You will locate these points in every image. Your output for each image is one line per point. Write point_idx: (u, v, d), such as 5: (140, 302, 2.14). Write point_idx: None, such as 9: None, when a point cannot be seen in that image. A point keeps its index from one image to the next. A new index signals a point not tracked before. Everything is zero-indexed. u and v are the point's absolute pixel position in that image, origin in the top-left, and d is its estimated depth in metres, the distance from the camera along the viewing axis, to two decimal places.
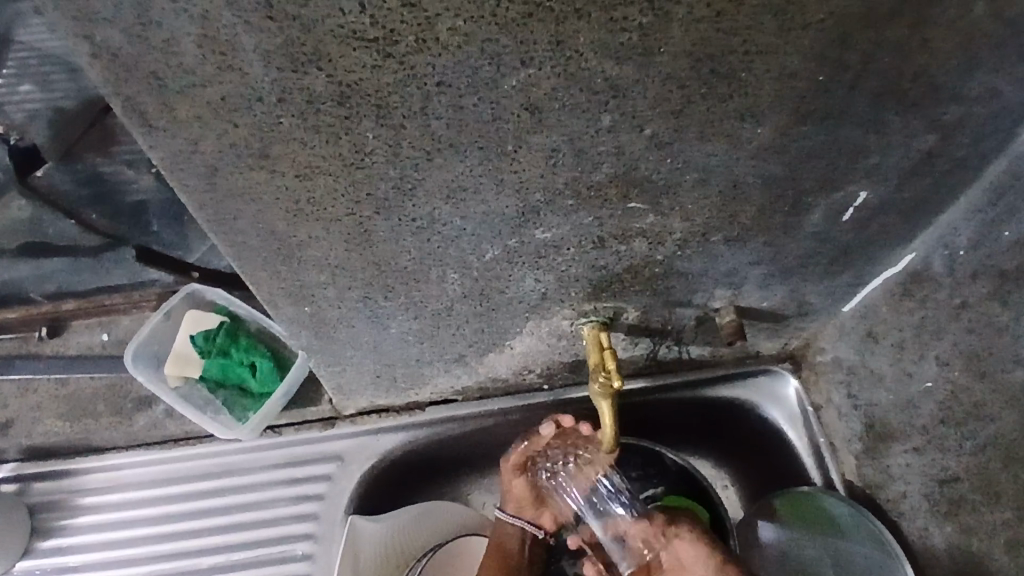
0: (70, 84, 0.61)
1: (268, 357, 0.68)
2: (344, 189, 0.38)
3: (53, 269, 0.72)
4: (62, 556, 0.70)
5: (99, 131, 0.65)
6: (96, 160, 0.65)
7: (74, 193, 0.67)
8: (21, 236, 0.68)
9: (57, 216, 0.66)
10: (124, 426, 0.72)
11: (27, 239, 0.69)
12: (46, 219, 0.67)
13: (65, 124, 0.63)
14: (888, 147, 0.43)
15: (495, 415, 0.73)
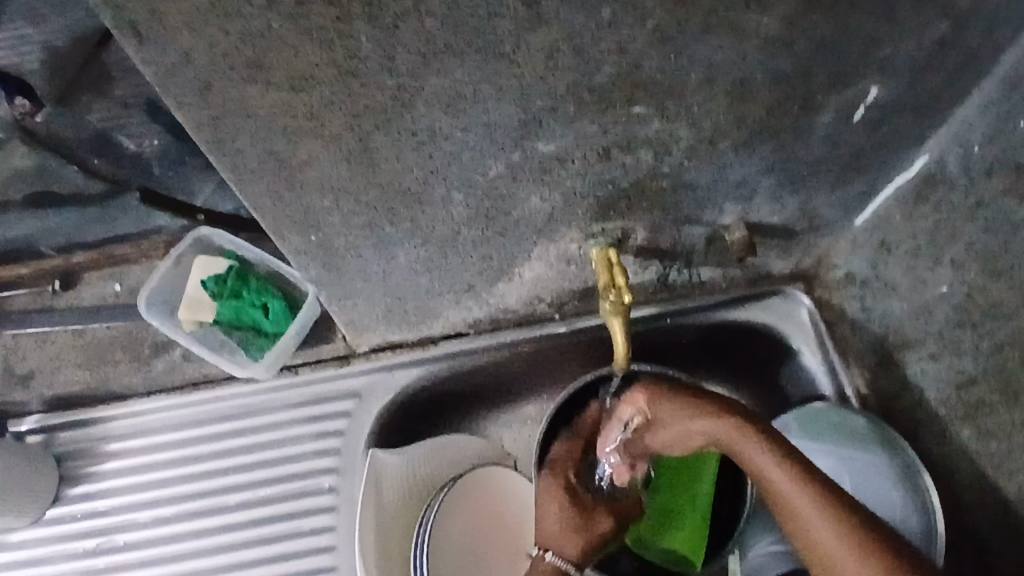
0: (61, 23, 0.60)
1: (279, 297, 0.69)
2: (340, 102, 0.37)
3: (61, 221, 0.72)
4: (93, 501, 0.72)
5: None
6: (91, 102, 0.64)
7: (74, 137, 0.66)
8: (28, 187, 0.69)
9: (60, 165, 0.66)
10: (143, 372, 0.73)
11: (32, 190, 0.69)
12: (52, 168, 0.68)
13: (61, 66, 0.62)
14: (899, 38, 0.42)
15: (507, 348, 0.73)
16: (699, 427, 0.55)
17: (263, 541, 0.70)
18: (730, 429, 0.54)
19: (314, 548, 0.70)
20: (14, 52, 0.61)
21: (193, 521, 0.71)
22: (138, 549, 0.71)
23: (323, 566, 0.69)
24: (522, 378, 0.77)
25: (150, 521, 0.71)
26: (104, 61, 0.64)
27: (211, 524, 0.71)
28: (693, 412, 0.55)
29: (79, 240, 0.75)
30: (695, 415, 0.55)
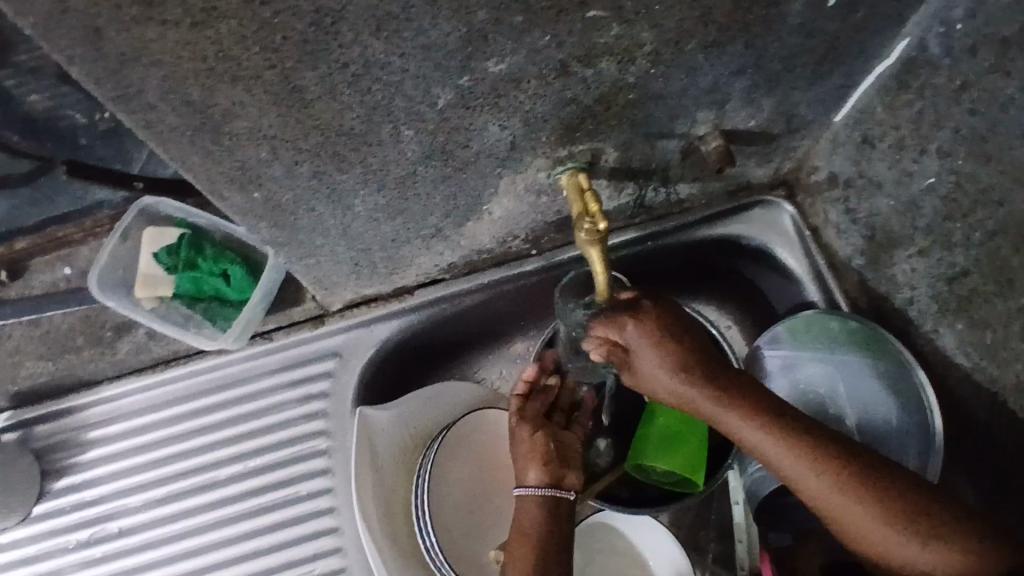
0: None
1: (238, 263, 0.65)
2: (250, 36, 0.33)
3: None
4: (79, 492, 0.70)
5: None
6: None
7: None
8: None
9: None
10: (108, 357, 0.69)
11: None
12: None
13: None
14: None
15: (488, 289, 0.70)
16: (685, 396, 0.53)
17: (259, 512, 0.69)
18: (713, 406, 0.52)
19: (311, 512, 0.68)
20: None
21: (184, 500, 0.69)
22: (133, 534, 0.69)
23: (324, 528, 0.68)
24: (505, 319, 0.74)
25: (141, 506, 0.69)
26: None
27: (203, 501, 0.69)
28: (673, 380, 0.53)
29: (21, 225, 0.70)
30: (681, 386, 0.53)
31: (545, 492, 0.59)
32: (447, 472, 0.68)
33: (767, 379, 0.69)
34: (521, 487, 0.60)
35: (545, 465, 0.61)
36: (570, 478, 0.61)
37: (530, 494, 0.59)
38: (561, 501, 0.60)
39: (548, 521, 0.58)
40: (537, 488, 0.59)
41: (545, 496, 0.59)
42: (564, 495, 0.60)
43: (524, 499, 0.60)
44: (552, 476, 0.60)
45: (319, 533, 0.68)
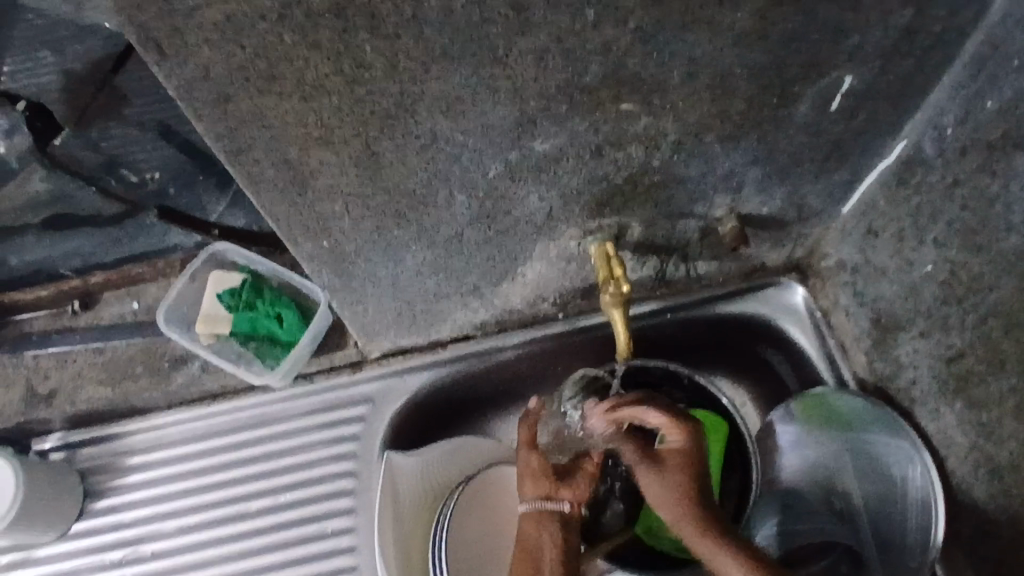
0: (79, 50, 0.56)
1: (293, 308, 0.72)
2: (346, 110, 0.40)
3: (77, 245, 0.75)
4: (117, 513, 0.74)
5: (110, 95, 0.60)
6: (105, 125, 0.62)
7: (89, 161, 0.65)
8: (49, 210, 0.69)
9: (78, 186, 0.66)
10: (163, 386, 0.74)
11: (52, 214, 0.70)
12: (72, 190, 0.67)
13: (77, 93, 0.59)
14: (848, 32, 0.45)
15: (515, 348, 0.76)
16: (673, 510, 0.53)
17: (284, 546, 0.72)
18: (694, 531, 0.53)
19: (333, 549, 0.71)
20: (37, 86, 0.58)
21: (213, 529, 0.73)
22: (162, 558, 0.72)
23: (343, 565, 0.71)
24: (528, 379, 0.79)
25: (173, 531, 0.73)
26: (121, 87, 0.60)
27: (232, 532, 0.73)
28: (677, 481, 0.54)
29: (98, 261, 0.77)
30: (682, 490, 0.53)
31: (535, 507, 0.60)
32: (465, 516, 0.71)
33: (778, 455, 0.72)
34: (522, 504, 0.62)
35: (539, 480, 0.61)
36: (567, 492, 0.60)
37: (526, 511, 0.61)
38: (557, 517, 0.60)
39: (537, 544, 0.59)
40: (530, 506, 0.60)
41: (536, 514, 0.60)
42: (553, 508, 0.60)
43: (523, 517, 0.61)
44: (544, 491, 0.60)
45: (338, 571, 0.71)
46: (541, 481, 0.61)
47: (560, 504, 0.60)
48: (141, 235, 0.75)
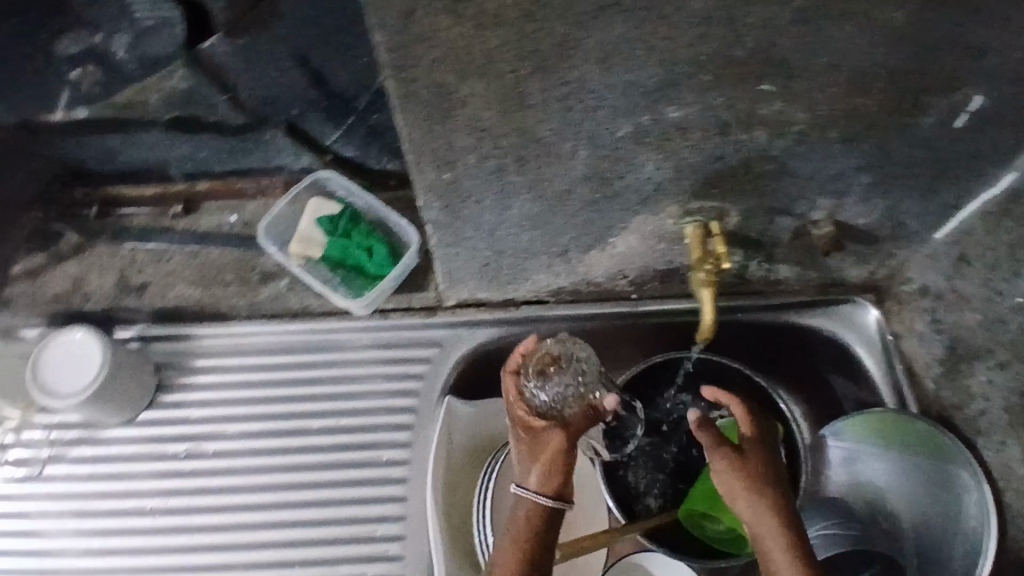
0: None
1: (384, 244, 0.75)
2: (512, 45, 0.43)
3: (189, 146, 0.74)
4: (182, 410, 0.76)
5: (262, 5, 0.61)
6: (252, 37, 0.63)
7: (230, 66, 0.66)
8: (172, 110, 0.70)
9: (213, 91, 0.68)
10: (250, 297, 0.77)
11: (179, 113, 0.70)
12: (199, 94, 0.68)
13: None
14: (1010, 48, 0.46)
15: (585, 320, 0.78)
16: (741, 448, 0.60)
17: (337, 466, 0.74)
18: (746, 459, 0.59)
19: (386, 477, 0.74)
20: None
21: (272, 440, 0.75)
22: (220, 459, 0.75)
23: (393, 493, 0.73)
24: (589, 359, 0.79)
25: (236, 435, 0.75)
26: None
27: (290, 445, 0.75)
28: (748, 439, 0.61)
29: (206, 169, 0.78)
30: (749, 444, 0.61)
31: (541, 498, 0.57)
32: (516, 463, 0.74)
33: (827, 468, 0.74)
34: (520, 486, 0.58)
35: (551, 468, 0.58)
36: (569, 493, 0.58)
37: (527, 498, 0.57)
38: (558, 514, 0.57)
39: (538, 539, 0.56)
40: (535, 495, 0.57)
41: (540, 506, 0.57)
42: (558, 506, 0.57)
43: (521, 498, 0.58)
44: (554, 487, 0.57)
45: (388, 498, 0.73)
46: (548, 469, 0.58)
47: (546, 496, 0.57)
48: (251, 154, 0.75)
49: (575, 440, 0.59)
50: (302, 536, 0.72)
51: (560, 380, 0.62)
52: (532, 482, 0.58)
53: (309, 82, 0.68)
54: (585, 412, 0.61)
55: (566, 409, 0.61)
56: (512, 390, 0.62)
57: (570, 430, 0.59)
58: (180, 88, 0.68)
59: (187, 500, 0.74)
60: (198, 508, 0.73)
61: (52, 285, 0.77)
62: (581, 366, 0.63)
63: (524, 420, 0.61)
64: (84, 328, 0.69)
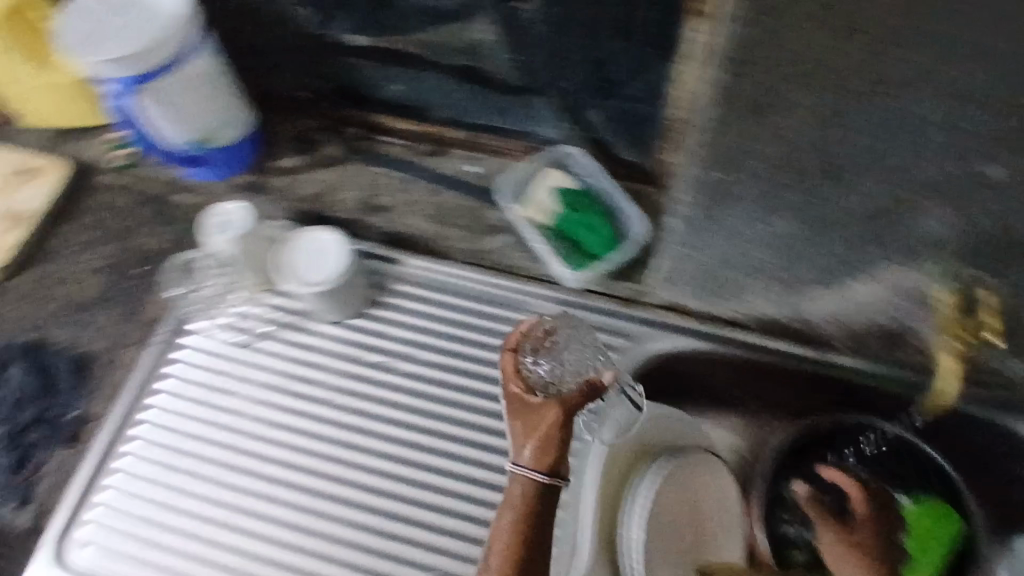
0: None
1: (610, 229, 0.78)
2: (858, 63, 0.48)
3: (459, 94, 0.80)
4: (376, 325, 0.79)
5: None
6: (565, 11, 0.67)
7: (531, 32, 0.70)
8: (463, 60, 0.76)
9: (505, 51, 0.73)
10: (477, 242, 0.81)
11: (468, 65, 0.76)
12: (494, 52, 0.73)
13: None
14: None
15: (777, 355, 0.78)
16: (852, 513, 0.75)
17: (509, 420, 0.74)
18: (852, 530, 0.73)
19: None
20: None
21: (450, 376, 0.76)
22: (396, 379, 0.77)
23: None
24: (761, 398, 0.82)
25: (419, 363, 0.77)
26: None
27: (468, 386, 0.76)
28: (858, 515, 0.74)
29: (462, 118, 0.83)
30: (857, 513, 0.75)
31: (543, 480, 0.54)
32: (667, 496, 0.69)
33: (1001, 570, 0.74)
34: (515, 462, 0.55)
35: (546, 446, 0.55)
36: (564, 468, 0.56)
37: (523, 476, 0.54)
38: (553, 491, 0.55)
39: (529, 515, 0.54)
40: (523, 470, 0.55)
41: (530, 480, 0.54)
42: (557, 483, 0.55)
43: (515, 475, 0.55)
44: (548, 464, 0.54)
45: None
46: (542, 442, 0.55)
47: (528, 470, 0.54)
48: (515, 115, 0.80)
49: (570, 410, 0.55)
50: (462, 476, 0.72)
51: (552, 351, 0.61)
52: (524, 458, 0.55)
53: (592, 62, 0.71)
54: (585, 386, 0.56)
55: (566, 377, 0.59)
56: (507, 368, 0.59)
57: (563, 400, 0.56)
58: (475, 38, 0.73)
59: (365, 410, 0.76)
60: (372, 420, 0.75)
61: (305, 186, 0.84)
62: (568, 338, 0.63)
63: (512, 408, 0.58)
64: (329, 230, 0.75)
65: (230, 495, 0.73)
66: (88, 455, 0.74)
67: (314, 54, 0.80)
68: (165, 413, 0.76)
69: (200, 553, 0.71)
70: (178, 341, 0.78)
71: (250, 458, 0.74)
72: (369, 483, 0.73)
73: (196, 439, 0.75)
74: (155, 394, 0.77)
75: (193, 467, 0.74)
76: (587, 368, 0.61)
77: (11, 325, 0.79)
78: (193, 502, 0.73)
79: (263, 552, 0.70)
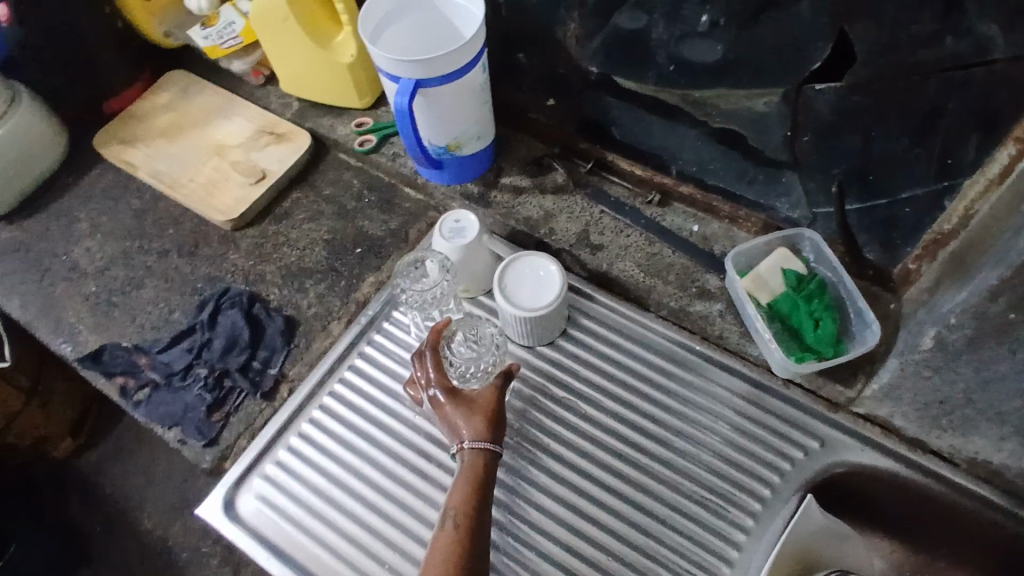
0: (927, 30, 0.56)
1: (834, 325, 0.74)
2: None
3: (708, 155, 0.80)
4: (566, 361, 0.79)
5: (899, 81, 0.61)
6: (862, 104, 0.64)
7: (818, 115, 0.67)
8: (728, 124, 0.74)
9: (783, 125, 0.70)
10: (684, 303, 0.80)
11: (732, 128, 0.74)
12: (764, 124, 0.72)
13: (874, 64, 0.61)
14: None
15: (991, 510, 0.70)
16: None
17: (681, 493, 0.73)
18: None
19: (722, 533, 0.71)
20: (862, 43, 0.60)
21: (634, 434, 0.75)
22: (580, 422, 0.76)
23: (724, 551, 0.71)
24: (940, 546, 0.75)
25: (604, 411, 0.76)
26: (913, 85, 0.60)
27: (646, 446, 0.75)
28: None
29: (700, 178, 0.82)
30: None
31: (488, 447, 0.66)
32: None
33: None
34: (460, 443, 0.67)
35: (483, 418, 0.68)
36: (491, 437, 0.67)
37: (473, 450, 0.66)
38: (491, 463, 0.66)
39: (481, 480, 0.65)
40: (470, 445, 0.67)
41: (481, 449, 0.66)
42: (492, 451, 0.67)
43: (464, 451, 0.66)
44: (489, 435, 0.67)
45: (714, 552, 0.71)
46: (487, 420, 0.68)
47: (480, 444, 0.66)
48: (759, 186, 0.79)
49: (501, 395, 0.70)
50: (626, 537, 0.71)
51: (466, 345, 0.75)
52: (467, 435, 0.67)
53: (869, 158, 0.68)
54: (501, 373, 0.71)
55: (474, 384, 0.73)
56: (430, 358, 0.71)
57: (495, 385, 0.70)
58: (753, 109, 0.71)
59: (540, 440, 0.76)
60: (548, 452, 0.75)
61: (527, 207, 0.87)
62: (477, 330, 0.76)
63: (445, 387, 0.70)
64: (549, 258, 0.77)
65: (396, 486, 0.73)
66: (283, 408, 0.77)
67: (576, 89, 0.84)
68: (355, 388, 0.78)
69: (354, 536, 0.71)
70: (381, 324, 0.81)
71: (423, 454, 0.74)
72: (533, 515, 0.72)
73: (376, 422, 0.76)
74: (351, 367, 0.79)
75: (366, 448, 0.75)
76: (494, 353, 0.75)
77: (240, 272, 0.85)
78: (360, 482, 0.73)
79: (414, 552, 0.70)
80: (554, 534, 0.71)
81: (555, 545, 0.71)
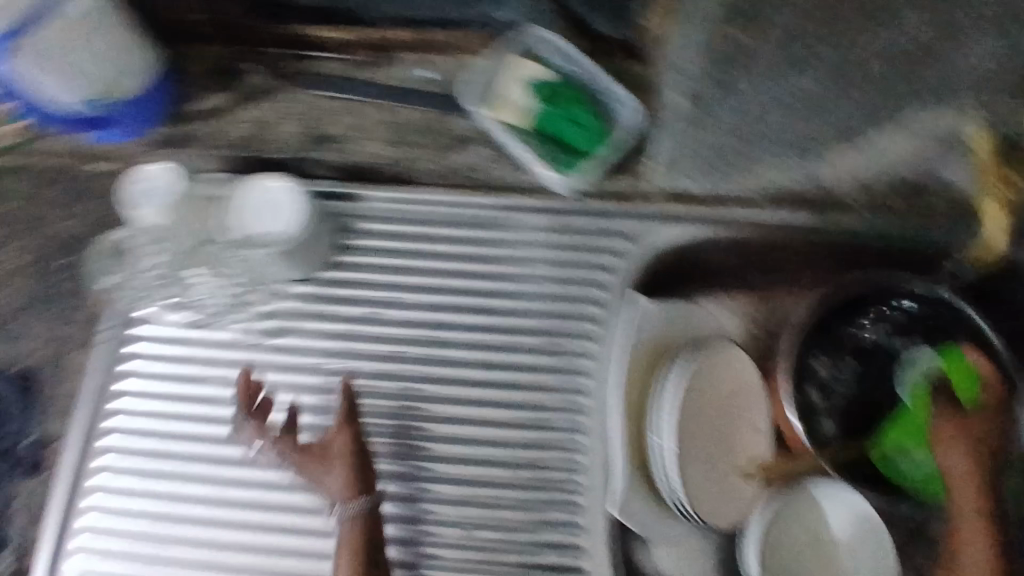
0: None
1: (594, 116, 0.69)
2: None
3: None
4: (359, 274, 0.72)
5: None
6: None
7: None
8: None
9: None
10: (447, 161, 0.72)
11: None
12: None
13: None
14: None
15: (799, 228, 0.69)
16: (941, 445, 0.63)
17: (516, 351, 0.71)
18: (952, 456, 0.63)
19: (569, 371, 0.71)
20: None
21: (456, 315, 0.71)
22: (399, 327, 0.71)
23: (574, 387, 0.70)
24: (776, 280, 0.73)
25: (415, 307, 0.72)
26: None
27: (470, 322, 0.71)
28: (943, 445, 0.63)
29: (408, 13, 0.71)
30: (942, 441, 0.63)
31: (364, 508, 0.63)
32: (690, 407, 0.66)
33: None
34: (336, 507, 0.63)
35: (348, 474, 0.63)
36: (364, 490, 0.64)
37: (348, 510, 0.62)
38: (375, 516, 0.64)
39: (369, 538, 0.63)
40: (346, 509, 0.63)
41: (356, 518, 0.63)
42: (367, 510, 0.63)
43: (342, 515, 0.63)
44: (360, 488, 0.63)
45: (567, 391, 0.70)
46: (354, 463, 0.64)
47: (354, 502, 0.63)
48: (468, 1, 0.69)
49: (357, 435, 0.65)
50: (482, 418, 0.70)
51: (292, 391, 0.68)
52: (337, 491, 0.63)
53: None
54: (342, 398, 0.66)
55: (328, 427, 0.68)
56: (252, 418, 0.65)
57: (345, 424, 0.65)
58: None
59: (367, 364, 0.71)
60: (381, 373, 0.71)
61: (242, 128, 0.73)
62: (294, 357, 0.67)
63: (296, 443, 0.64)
64: (263, 179, 0.66)
65: (229, 471, 0.69)
66: (100, 452, 0.71)
67: None
68: (149, 395, 0.72)
69: (209, 535, 0.68)
70: None
71: None
72: (387, 437, 0.70)
73: (185, 420, 0.71)
74: (136, 377, 0.72)
75: (184, 448, 0.70)
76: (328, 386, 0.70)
77: None
78: (194, 484, 0.69)
79: (274, 522, 0.68)
80: (415, 444, 0.70)
81: (418, 452, 0.69)
